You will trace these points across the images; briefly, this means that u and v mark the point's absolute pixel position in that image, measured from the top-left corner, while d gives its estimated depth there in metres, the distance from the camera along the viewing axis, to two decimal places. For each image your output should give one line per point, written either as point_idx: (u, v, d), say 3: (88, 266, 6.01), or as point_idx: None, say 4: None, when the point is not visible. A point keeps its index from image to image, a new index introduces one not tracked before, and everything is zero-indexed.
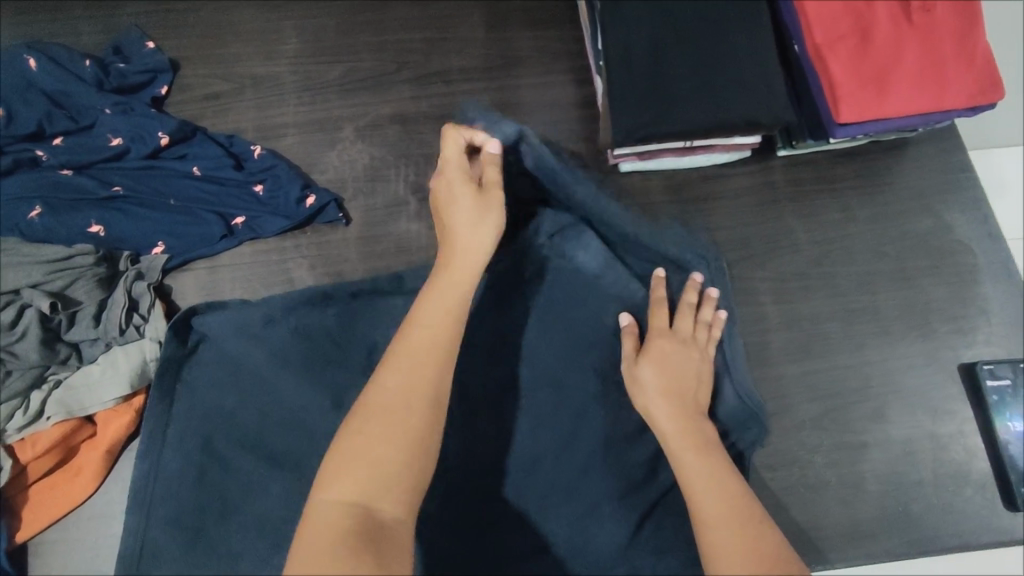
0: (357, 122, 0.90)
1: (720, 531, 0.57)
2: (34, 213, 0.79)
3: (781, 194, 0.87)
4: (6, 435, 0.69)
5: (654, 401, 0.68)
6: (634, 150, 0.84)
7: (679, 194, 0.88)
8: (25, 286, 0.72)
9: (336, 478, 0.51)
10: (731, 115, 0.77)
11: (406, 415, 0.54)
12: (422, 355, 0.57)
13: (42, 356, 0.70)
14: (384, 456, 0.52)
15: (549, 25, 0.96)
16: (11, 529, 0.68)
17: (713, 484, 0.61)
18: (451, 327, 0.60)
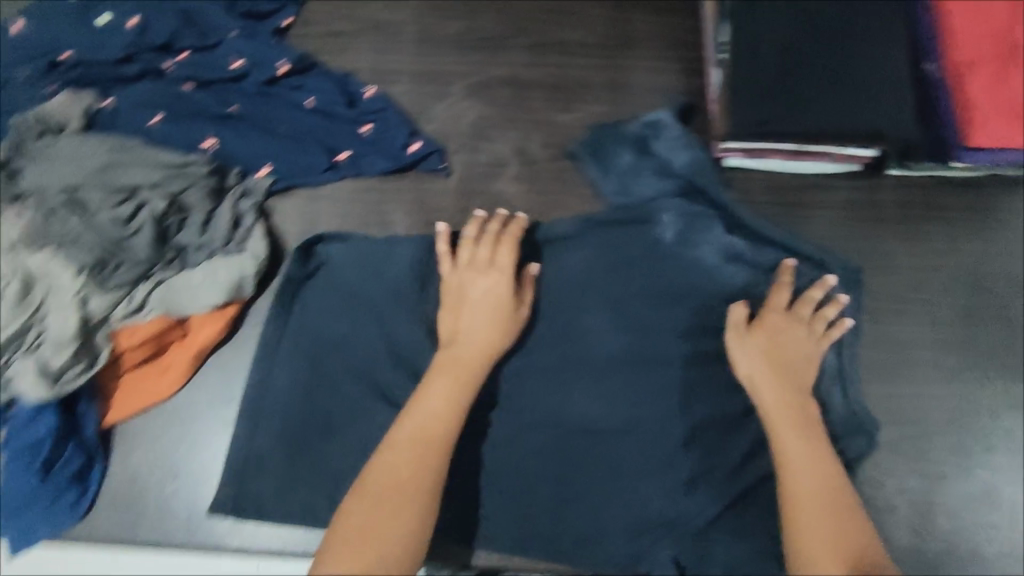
0: (469, 79, 0.90)
1: (819, 520, 0.64)
2: (155, 120, 0.82)
3: (887, 215, 0.84)
4: (108, 322, 0.71)
5: (759, 377, 0.73)
6: (740, 145, 0.79)
7: (780, 195, 0.85)
8: (143, 184, 0.74)
9: (339, 548, 0.60)
10: (854, 121, 0.77)
11: (404, 495, 0.63)
12: (418, 445, 0.66)
13: (151, 254, 0.72)
14: (382, 532, 0.61)
15: (673, 11, 0.94)
16: (101, 412, 0.72)
17: (813, 471, 0.67)
18: (450, 414, 0.68)
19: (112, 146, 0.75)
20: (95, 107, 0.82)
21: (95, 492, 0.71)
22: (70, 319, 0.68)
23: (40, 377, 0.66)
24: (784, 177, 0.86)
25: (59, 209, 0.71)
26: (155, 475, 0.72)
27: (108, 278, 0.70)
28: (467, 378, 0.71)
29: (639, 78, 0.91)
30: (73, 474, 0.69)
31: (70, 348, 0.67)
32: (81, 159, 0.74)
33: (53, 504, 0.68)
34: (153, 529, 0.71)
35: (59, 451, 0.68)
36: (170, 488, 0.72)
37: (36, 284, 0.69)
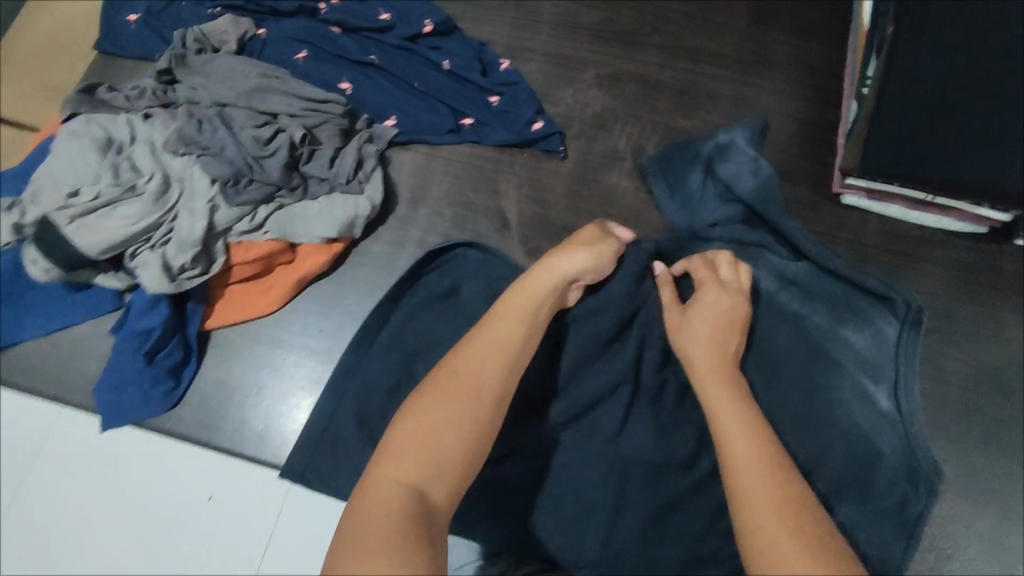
0: (600, 69, 0.91)
1: (766, 482, 0.51)
2: (300, 55, 0.87)
3: (1004, 283, 0.81)
4: (228, 234, 0.75)
5: (696, 341, 0.65)
6: (866, 184, 0.80)
7: (896, 244, 0.83)
8: (284, 114, 0.78)
9: (394, 453, 0.48)
10: (1003, 179, 0.73)
11: (476, 403, 0.52)
12: (492, 353, 0.55)
13: (280, 178, 0.75)
14: (443, 435, 0.49)
15: (817, 38, 0.92)
16: (204, 316, 0.76)
17: (748, 439, 0.55)
18: (527, 330, 0.58)
19: (262, 72, 0.80)
20: (249, 34, 0.87)
21: (187, 386, 0.75)
22: (198, 223, 0.72)
23: (161, 271, 0.71)
24: (903, 226, 0.83)
25: (204, 120, 0.77)
26: (239, 385, 0.75)
27: (238, 193, 0.74)
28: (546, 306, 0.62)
29: (770, 96, 0.89)
30: (172, 365, 0.74)
31: (192, 250, 0.72)
32: (233, 80, 0.79)
33: (150, 388, 0.73)
34: (229, 436, 0.74)
35: (166, 340, 0.73)
36: (249, 401, 0.75)
37: (176, 184, 0.75)
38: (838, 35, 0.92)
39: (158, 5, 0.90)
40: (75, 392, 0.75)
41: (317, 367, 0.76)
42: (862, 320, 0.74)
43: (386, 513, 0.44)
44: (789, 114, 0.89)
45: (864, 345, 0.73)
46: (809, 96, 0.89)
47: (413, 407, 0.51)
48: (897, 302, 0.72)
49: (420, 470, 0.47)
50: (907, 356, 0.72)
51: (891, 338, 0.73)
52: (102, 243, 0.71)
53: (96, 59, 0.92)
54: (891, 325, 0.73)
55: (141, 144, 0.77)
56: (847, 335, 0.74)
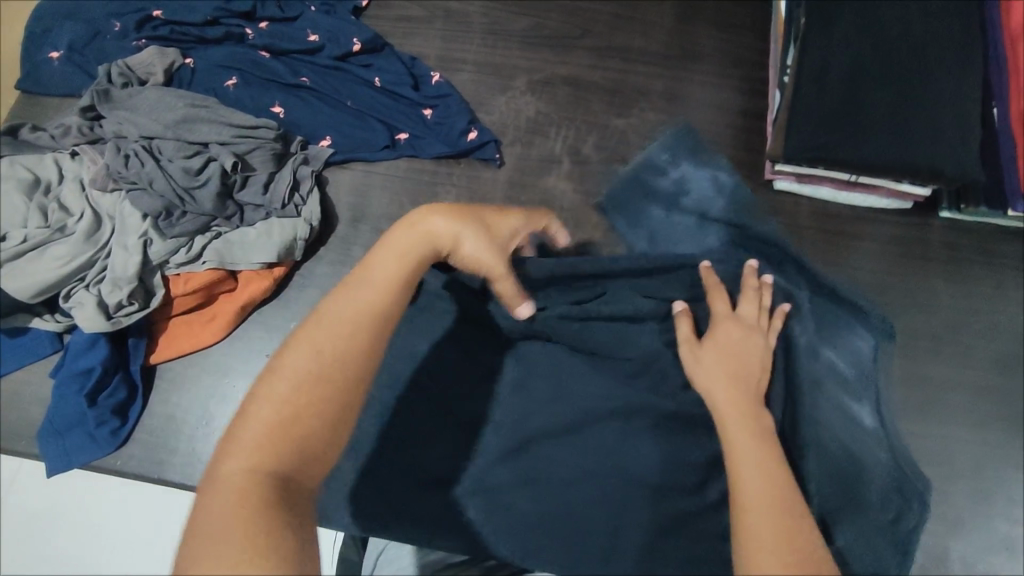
0: (532, 75, 0.92)
1: (769, 543, 0.47)
2: (230, 82, 0.87)
3: (933, 254, 0.84)
4: (166, 267, 0.75)
5: (710, 373, 0.61)
6: (794, 170, 0.83)
7: (827, 224, 0.85)
8: (214, 142, 0.78)
9: (242, 445, 0.45)
10: (915, 156, 0.76)
11: (325, 382, 0.48)
12: (349, 322, 0.50)
13: (214, 208, 0.75)
14: (300, 422, 0.46)
15: (740, 31, 0.95)
16: (147, 350, 0.76)
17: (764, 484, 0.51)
18: (394, 288, 0.54)
19: (189, 102, 0.80)
20: (177, 64, 0.86)
21: (133, 425, 0.73)
22: (132, 260, 0.72)
23: (98, 311, 0.70)
24: (834, 206, 0.86)
25: (133, 154, 0.76)
26: (189, 417, 0.74)
27: (172, 225, 0.74)
28: (413, 257, 0.56)
29: (699, 91, 0.91)
30: (116, 405, 0.72)
31: (128, 286, 0.71)
32: (159, 112, 0.79)
33: (94, 429, 0.71)
34: (180, 471, 0.72)
35: (107, 379, 0.72)
36: (200, 432, 0.74)
37: (109, 222, 0.75)
38: (760, 28, 0.95)
39: (81, 40, 0.89)
40: (17, 439, 0.73)
41: None
42: (835, 339, 0.72)
43: (237, 511, 0.41)
44: (718, 106, 0.91)
45: (842, 364, 0.72)
46: (735, 88, 0.92)
47: (262, 391, 0.47)
48: (870, 315, 0.71)
49: (274, 458, 0.44)
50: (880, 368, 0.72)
51: (866, 352, 0.72)
52: (35, 286, 0.71)
53: (20, 98, 0.90)
54: (866, 341, 0.72)
55: (70, 182, 0.77)
56: (828, 355, 0.71)
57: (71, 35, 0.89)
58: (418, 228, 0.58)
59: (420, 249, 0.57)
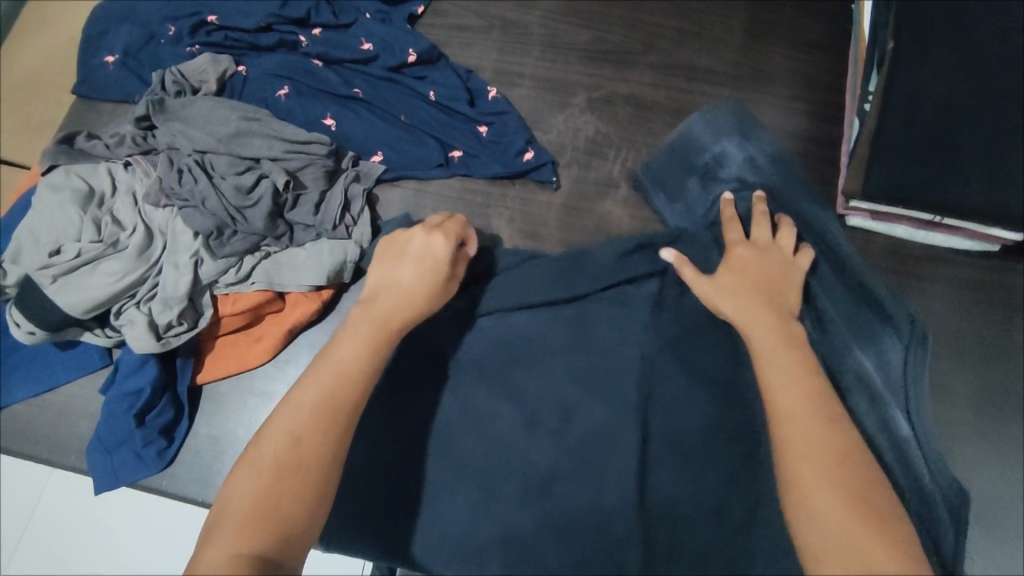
0: (591, 92, 0.88)
1: (823, 469, 0.51)
2: (282, 92, 0.84)
3: (1017, 303, 0.78)
4: (215, 286, 0.74)
5: (731, 299, 0.65)
6: (870, 207, 0.77)
7: (901, 265, 0.80)
8: (266, 158, 0.76)
9: (222, 531, 0.49)
10: (1011, 203, 0.70)
11: (299, 470, 0.52)
12: (320, 406, 0.55)
13: (265, 227, 0.73)
14: (279, 507, 0.50)
15: (816, 50, 0.89)
16: (194, 370, 0.75)
17: (802, 402, 0.56)
18: (363, 367, 0.58)
19: (242, 114, 0.78)
20: (229, 72, 0.85)
21: (180, 444, 0.73)
22: (184, 279, 0.71)
23: (147, 331, 0.70)
24: (911, 246, 0.80)
25: (185, 169, 0.75)
26: (234, 440, 0.74)
27: (223, 245, 0.73)
28: (377, 341, 0.60)
29: (769, 115, 0.86)
30: (164, 424, 0.72)
31: (178, 306, 0.70)
32: (212, 125, 0.77)
33: (142, 448, 0.71)
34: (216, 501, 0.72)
35: (156, 400, 0.71)
36: None
37: (160, 237, 0.74)
38: (839, 48, 0.89)
39: (135, 45, 0.88)
40: (67, 453, 0.73)
41: None
42: (865, 341, 0.73)
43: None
44: (788, 131, 0.86)
45: (871, 367, 0.72)
46: (807, 112, 0.86)
47: (240, 478, 0.52)
48: (901, 322, 0.71)
49: (259, 541, 0.49)
50: (914, 373, 0.70)
51: (895, 357, 0.71)
52: (87, 302, 0.70)
53: (75, 101, 0.90)
54: (896, 345, 0.72)
55: (123, 195, 0.76)
56: (858, 355, 0.72)
57: (126, 39, 0.88)
58: (366, 316, 0.62)
59: (366, 343, 0.60)
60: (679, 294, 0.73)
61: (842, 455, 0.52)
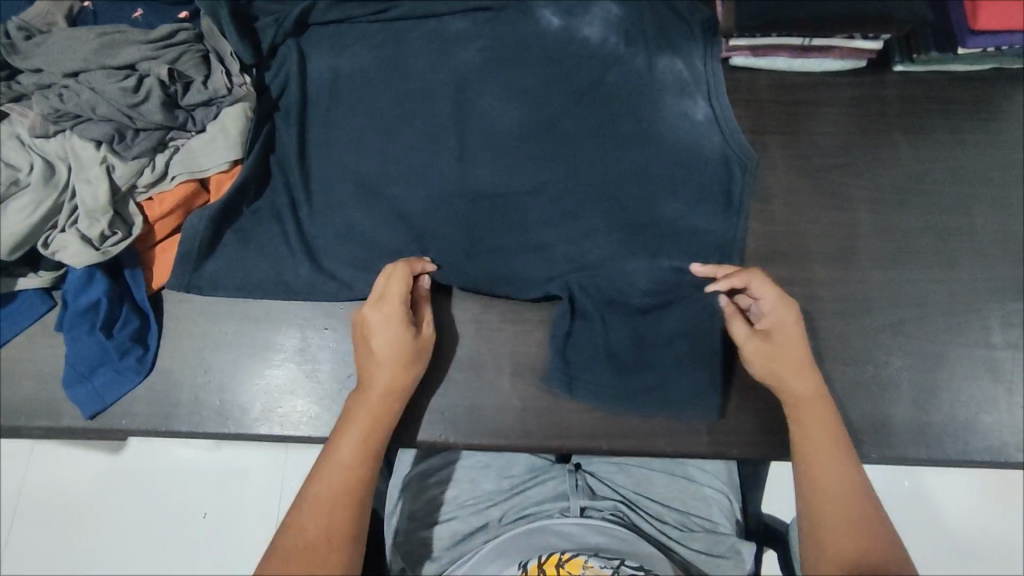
0: None
1: (834, 523, 0.61)
2: (137, 14, 0.84)
3: (891, 110, 0.84)
4: (136, 193, 0.74)
5: (794, 388, 0.67)
6: (747, 42, 0.83)
7: (787, 95, 0.85)
8: (141, 60, 0.75)
9: (273, 564, 0.58)
10: (865, 7, 0.77)
11: (342, 509, 0.61)
12: (354, 461, 0.63)
13: (164, 119, 0.73)
14: (323, 541, 0.60)
15: None
16: (147, 279, 0.75)
17: (809, 395, 0.67)
18: (385, 427, 0.66)
19: (102, 32, 0.76)
20: (77, 9, 0.83)
21: (157, 351, 0.74)
22: (100, 189, 0.71)
23: (84, 245, 0.70)
24: (792, 76, 0.86)
25: (63, 90, 0.73)
26: (187, 368, 0.74)
27: (129, 147, 0.73)
28: (381, 413, 0.66)
29: None
30: (133, 333, 0.73)
31: (105, 216, 0.70)
32: (75, 48, 0.75)
33: (119, 362, 0.72)
34: (188, 419, 0.72)
35: (116, 311, 0.72)
36: (200, 382, 0.73)
37: (60, 163, 0.73)
38: None
39: None
40: (16, 415, 0.72)
41: (247, 332, 0.75)
42: (689, 81, 0.85)
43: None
44: None
45: (680, 64, 0.85)
46: None
47: (293, 516, 0.61)
48: (691, 27, 0.87)
49: None
50: (710, 67, 0.85)
51: (698, 57, 0.85)
52: (10, 241, 0.69)
53: None
54: (693, 57, 0.86)
55: (8, 141, 0.73)
56: (666, 58, 0.86)
57: None
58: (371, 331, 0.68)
59: (404, 377, 0.68)
60: (550, 133, 0.82)
61: (852, 502, 0.62)
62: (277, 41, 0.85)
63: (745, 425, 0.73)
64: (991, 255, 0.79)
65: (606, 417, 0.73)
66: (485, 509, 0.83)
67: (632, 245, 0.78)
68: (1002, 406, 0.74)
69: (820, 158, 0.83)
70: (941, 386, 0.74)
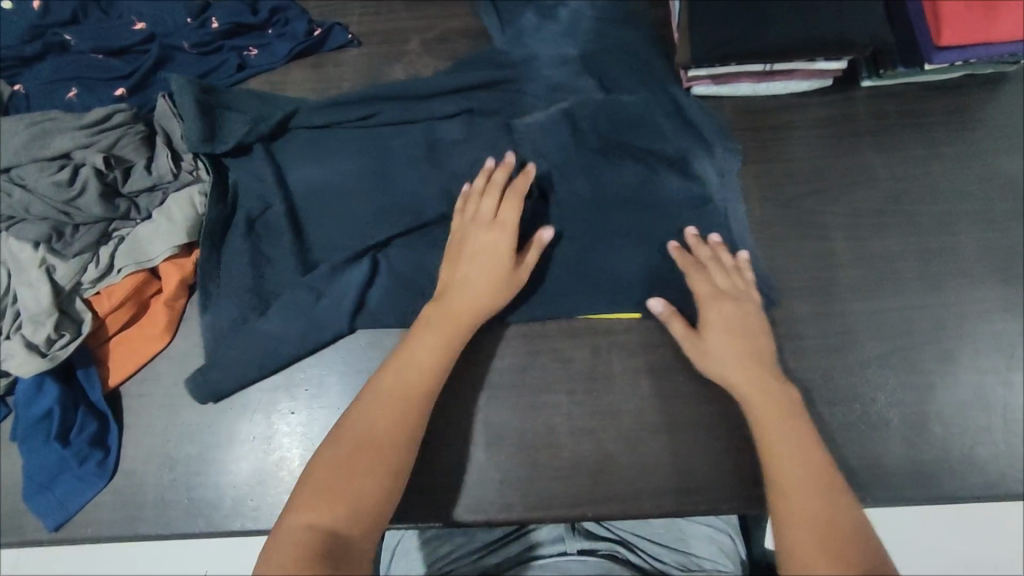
0: (422, 34, 0.86)
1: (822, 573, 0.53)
2: (72, 94, 0.81)
3: (862, 128, 0.81)
4: (82, 290, 0.70)
5: (773, 423, 0.63)
6: (707, 71, 0.79)
7: (752, 121, 0.82)
8: (74, 149, 0.72)
9: (301, 499, 0.57)
10: (822, 32, 0.74)
11: (387, 439, 0.61)
12: (400, 392, 0.63)
13: (103, 211, 0.71)
14: (358, 467, 0.59)
15: None
16: (103, 375, 0.72)
17: (794, 426, 0.63)
18: (444, 359, 0.66)
19: (32, 120, 0.73)
20: (7, 94, 0.80)
21: (118, 452, 0.71)
22: (43, 292, 0.68)
23: (29, 353, 0.67)
24: (756, 101, 0.82)
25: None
26: (152, 467, 0.71)
27: (70, 244, 0.71)
28: (451, 330, 0.67)
29: None
30: (92, 437, 0.70)
31: (50, 319, 0.68)
32: (5, 141, 0.72)
33: (80, 468, 0.69)
34: (157, 520, 0.70)
35: (72, 416, 0.69)
36: (167, 479, 0.71)
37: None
38: None
39: None
40: None
41: (210, 423, 0.73)
42: (671, 122, 0.80)
43: (294, 561, 0.52)
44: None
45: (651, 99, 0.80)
46: None
47: (329, 446, 0.61)
48: (649, 56, 0.82)
49: (331, 514, 0.56)
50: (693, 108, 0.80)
51: (669, 95, 0.81)
52: None
53: None
54: (667, 94, 0.81)
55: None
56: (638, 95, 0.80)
57: None
58: (474, 245, 0.71)
59: (493, 283, 0.69)
60: None
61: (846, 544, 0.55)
62: (246, 141, 0.76)
63: (735, 478, 0.70)
64: (974, 275, 0.76)
65: (589, 482, 0.70)
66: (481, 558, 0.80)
67: (605, 296, 0.74)
68: (995, 434, 0.72)
69: (792, 184, 0.79)
70: (933, 419, 0.72)
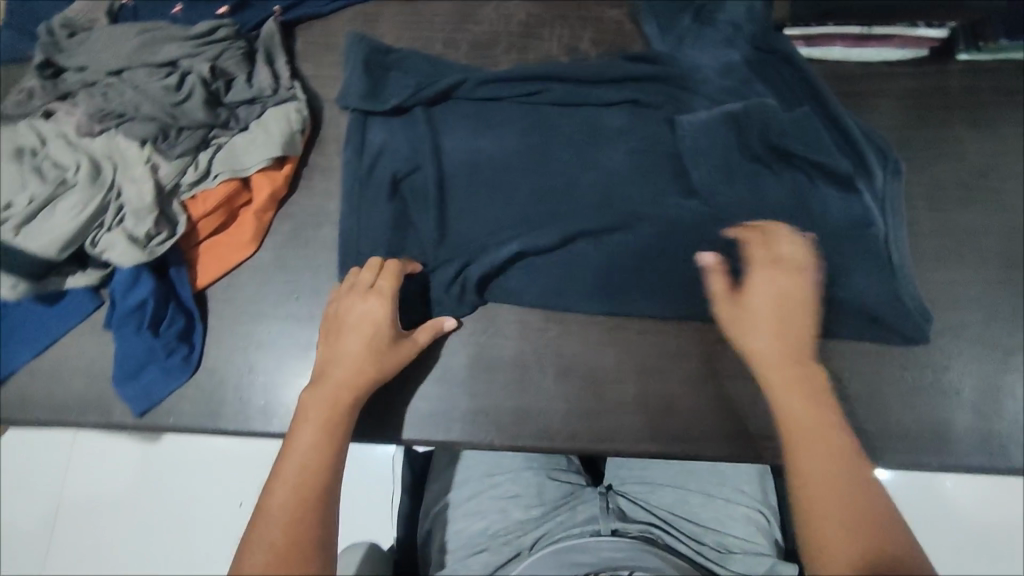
0: None
1: None
2: (176, 9, 0.84)
3: (952, 102, 0.80)
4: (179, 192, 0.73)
5: (813, 441, 0.55)
6: (802, 31, 0.80)
7: (841, 86, 0.81)
8: (180, 58, 0.75)
9: None
10: None
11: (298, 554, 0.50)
12: (297, 499, 0.53)
13: (206, 117, 0.74)
14: None
15: None
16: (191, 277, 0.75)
17: (839, 452, 0.54)
18: (335, 447, 0.58)
19: (142, 29, 0.76)
20: (116, 5, 0.83)
21: (201, 350, 0.74)
22: (146, 188, 0.70)
23: (130, 244, 0.69)
24: (847, 67, 0.82)
25: (106, 89, 0.74)
26: (232, 367, 0.74)
27: (172, 146, 0.73)
28: (336, 417, 0.60)
29: None
30: (178, 332, 0.73)
31: (150, 216, 0.70)
32: (116, 45, 0.75)
33: (165, 360, 0.72)
34: (234, 416, 0.73)
35: (162, 311, 0.72)
36: (245, 379, 0.74)
37: (104, 162, 0.72)
38: None
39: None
40: (67, 411, 0.73)
41: (290, 331, 0.75)
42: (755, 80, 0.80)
43: None
44: None
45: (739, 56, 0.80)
46: None
47: None
48: None
49: None
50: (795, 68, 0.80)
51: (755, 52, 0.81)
52: (60, 240, 0.69)
53: None
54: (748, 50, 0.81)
55: (54, 140, 0.72)
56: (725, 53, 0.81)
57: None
58: (351, 320, 0.66)
59: (370, 359, 0.64)
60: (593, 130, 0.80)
61: None
62: (406, 104, 0.80)
63: None
64: None
65: (653, 421, 0.71)
66: (512, 537, 0.69)
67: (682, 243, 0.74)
68: None
69: None
70: (1004, 392, 0.71)
